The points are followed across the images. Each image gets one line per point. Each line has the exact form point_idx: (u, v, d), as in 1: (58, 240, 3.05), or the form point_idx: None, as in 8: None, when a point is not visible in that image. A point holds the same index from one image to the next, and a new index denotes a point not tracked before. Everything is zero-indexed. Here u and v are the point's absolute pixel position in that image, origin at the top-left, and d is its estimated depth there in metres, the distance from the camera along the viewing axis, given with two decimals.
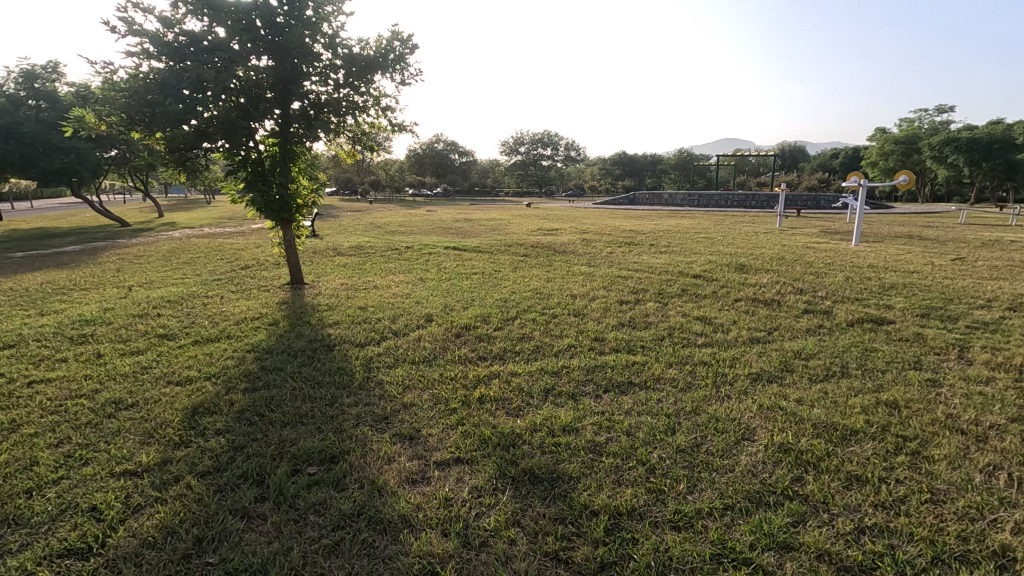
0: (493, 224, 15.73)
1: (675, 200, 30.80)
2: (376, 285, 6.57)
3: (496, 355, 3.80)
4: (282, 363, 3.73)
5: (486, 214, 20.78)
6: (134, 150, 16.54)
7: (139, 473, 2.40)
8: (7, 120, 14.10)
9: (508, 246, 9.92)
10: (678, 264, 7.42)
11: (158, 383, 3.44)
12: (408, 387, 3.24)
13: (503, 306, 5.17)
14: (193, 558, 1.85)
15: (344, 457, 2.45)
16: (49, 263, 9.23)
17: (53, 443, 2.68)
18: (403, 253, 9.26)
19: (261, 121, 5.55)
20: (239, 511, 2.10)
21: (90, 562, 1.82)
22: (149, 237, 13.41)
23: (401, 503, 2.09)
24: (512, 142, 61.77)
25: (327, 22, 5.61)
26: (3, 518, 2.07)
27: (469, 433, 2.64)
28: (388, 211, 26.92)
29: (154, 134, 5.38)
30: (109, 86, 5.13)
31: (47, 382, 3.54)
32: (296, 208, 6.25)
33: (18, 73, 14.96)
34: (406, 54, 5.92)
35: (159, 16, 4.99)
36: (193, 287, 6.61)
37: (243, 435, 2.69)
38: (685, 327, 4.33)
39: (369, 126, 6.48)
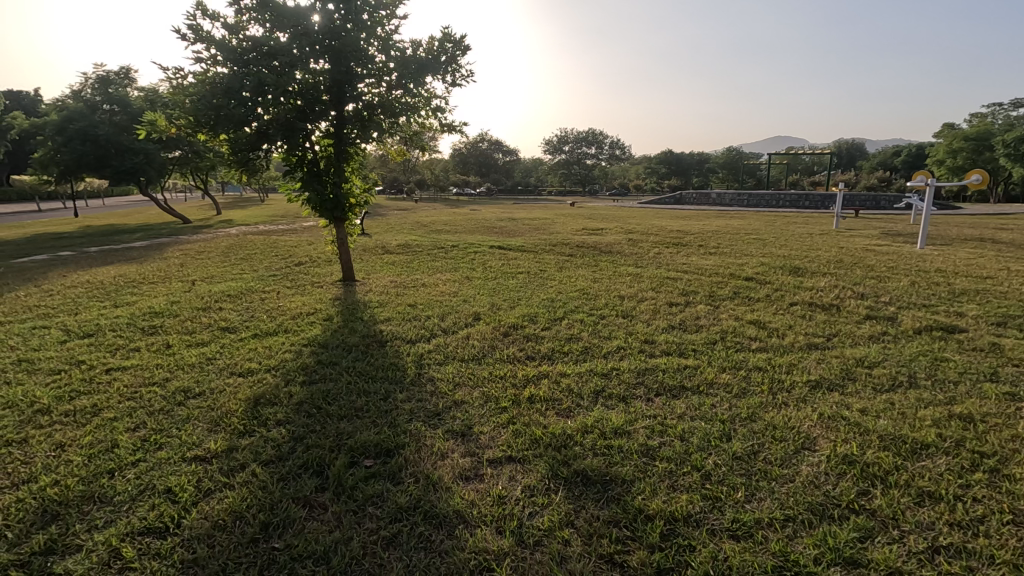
0: (537, 223, 15.70)
1: (723, 200, 30.04)
2: (425, 283, 6.68)
3: (544, 355, 3.81)
4: (337, 358, 3.85)
5: (531, 214, 20.84)
6: (199, 151, 17.38)
7: (208, 459, 2.53)
8: (84, 123, 15.09)
9: (553, 246, 9.90)
10: (729, 266, 7.22)
11: (222, 374, 3.61)
12: (459, 385, 3.29)
13: (551, 306, 5.17)
14: (260, 543, 1.94)
15: (399, 451, 2.51)
16: (120, 258, 9.82)
17: (130, 427, 2.86)
18: (449, 252, 9.36)
19: (317, 122, 5.73)
20: (301, 500, 2.18)
21: (168, 541, 1.94)
22: (209, 234, 14.09)
23: (455, 499, 2.13)
24: (556, 142, 61.71)
25: (381, 26, 5.74)
26: (89, 495, 2.23)
27: (520, 432, 2.65)
28: (433, 210, 27.29)
29: (218, 136, 5.65)
30: (178, 91, 5.40)
31: (123, 369, 3.79)
32: (349, 207, 6.43)
33: (95, 79, 15.91)
34: (458, 55, 6.00)
35: (225, 23, 5.24)
36: (251, 283, 6.90)
37: (303, 426, 2.80)
38: (738, 331, 4.22)
39: (420, 126, 6.60)
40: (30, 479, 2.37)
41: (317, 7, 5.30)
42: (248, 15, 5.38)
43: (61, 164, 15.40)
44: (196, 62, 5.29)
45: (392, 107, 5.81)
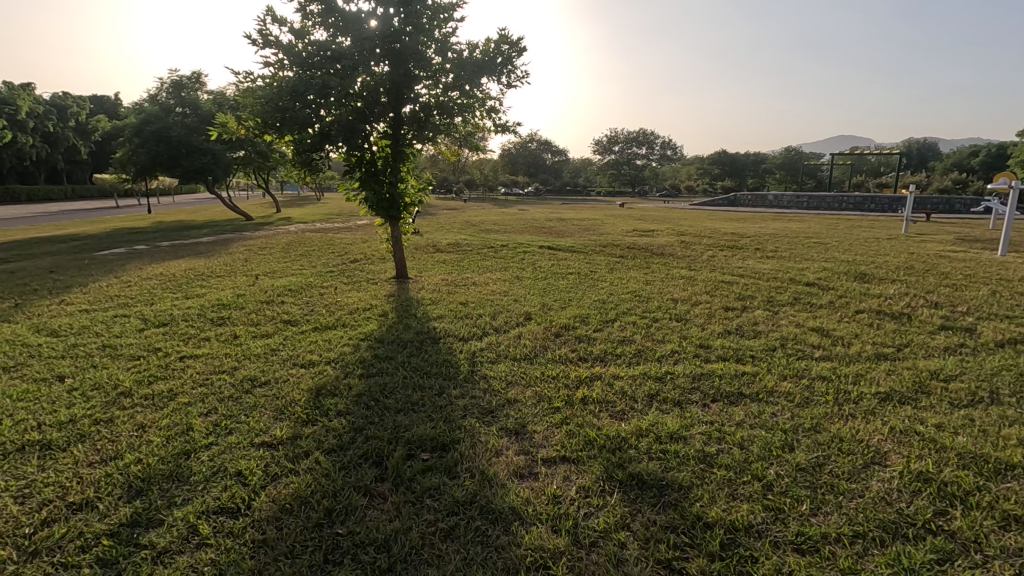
0: (587, 224, 15.60)
1: (781, 201, 28.95)
2: (476, 282, 6.74)
3: (596, 356, 3.79)
4: (392, 353, 3.96)
5: (579, 214, 20.75)
6: (261, 151, 18.20)
7: (275, 446, 2.65)
8: (160, 125, 16.10)
9: (603, 247, 9.81)
10: (788, 271, 6.96)
11: (285, 364, 3.78)
12: (512, 383, 3.32)
13: (602, 308, 5.13)
14: (324, 528, 2.02)
15: (454, 446, 2.56)
16: (190, 252, 10.43)
17: (203, 412, 3.04)
18: (500, 251, 9.43)
19: (376, 123, 5.89)
20: (362, 488, 2.26)
21: (240, 521, 2.05)
22: (270, 231, 14.74)
23: (510, 496, 2.15)
24: (606, 142, 61.12)
25: (439, 30, 5.87)
26: (169, 474, 2.39)
27: (574, 432, 2.66)
28: (481, 209, 27.50)
29: (283, 137, 5.91)
30: (247, 94, 5.68)
31: (195, 357, 4.02)
32: (404, 206, 6.58)
33: (169, 84, 16.92)
34: (514, 57, 6.04)
35: (292, 29, 5.48)
36: (311, 278, 7.16)
37: (362, 418, 2.89)
38: (799, 339, 4.06)
39: (474, 127, 6.69)
40: (116, 456, 2.56)
41: (379, 12, 5.47)
42: (313, 20, 5.60)
43: (137, 163, 16.43)
44: (265, 66, 5.56)
45: (449, 108, 5.91)
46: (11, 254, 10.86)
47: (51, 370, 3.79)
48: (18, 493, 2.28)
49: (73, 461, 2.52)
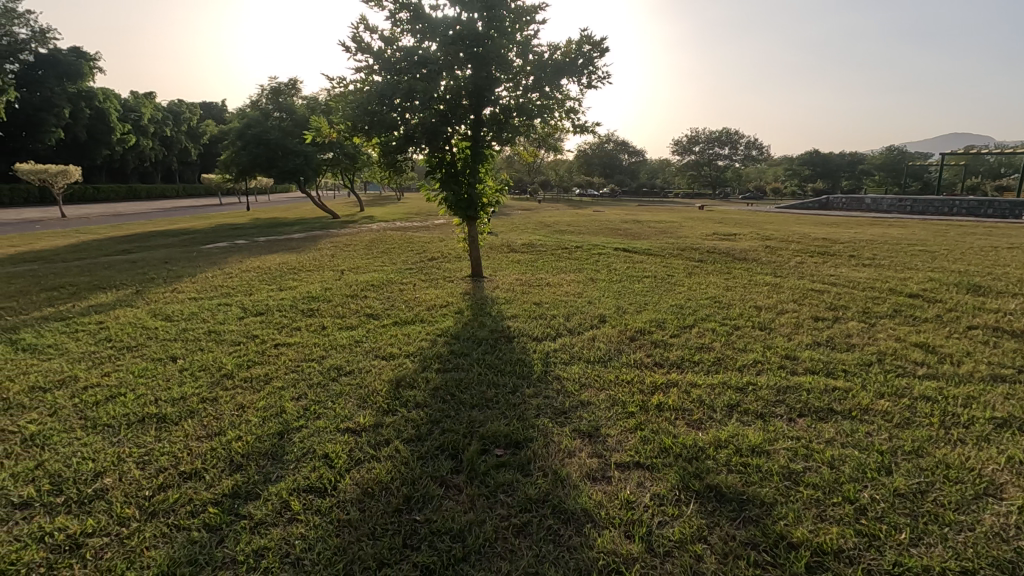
0: (665, 226, 15.20)
1: (880, 205, 26.77)
2: (550, 282, 6.76)
3: (673, 362, 3.69)
4: (468, 349, 4.06)
5: (656, 217, 20.23)
6: (349, 153, 19.20)
7: (358, 432, 2.79)
8: (260, 129, 17.40)
9: (681, 250, 9.52)
10: (888, 280, 6.43)
11: (368, 356, 3.99)
12: (585, 385, 3.31)
13: (679, 313, 4.98)
14: (403, 514, 2.11)
15: (528, 444, 2.60)
16: (283, 247, 11.18)
17: (294, 396, 3.26)
18: (574, 253, 9.39)
19: (457, 126, 6.06)
20: (438, 479, 2.34)
21: (327, 500, 2.18)
22: (354, 229, 15.52)
23: (583, 497, 2.15)
24: (687, 142, 59.16)
25: (521, 32, 5.94)
26: (265, 451, 2.59)
27: (648, 438, 2.61)
28: (556, 209, 27.47)
29: (371, 140, 6.22)
30: (340, 98, 6.04)
31: (288, 345, 4.33)
32: (481, 206, 6.72)
33: (269, 90, 18.26)
34: (596, 57, 6.00)
35: (383, 36, 5.75)
36: (391, 275, 7.47)
37: (439, 411, 2.99)
38: (899, 354, 3.74)
39: (552, 128, 6.71)
40: (220, 432, 2.80)
41: (463, 16, 5.62)
42: (401, 26, 5.85)
43: (239, 164, 17.83)
44: (357, 72, 5.87)
45: (528, 110, 5.95)
46: (133, 245, 12.14)
47: (166, 351, 4.22)
48: (140, 459, 2.56)
49: (184, 434, 2.79)
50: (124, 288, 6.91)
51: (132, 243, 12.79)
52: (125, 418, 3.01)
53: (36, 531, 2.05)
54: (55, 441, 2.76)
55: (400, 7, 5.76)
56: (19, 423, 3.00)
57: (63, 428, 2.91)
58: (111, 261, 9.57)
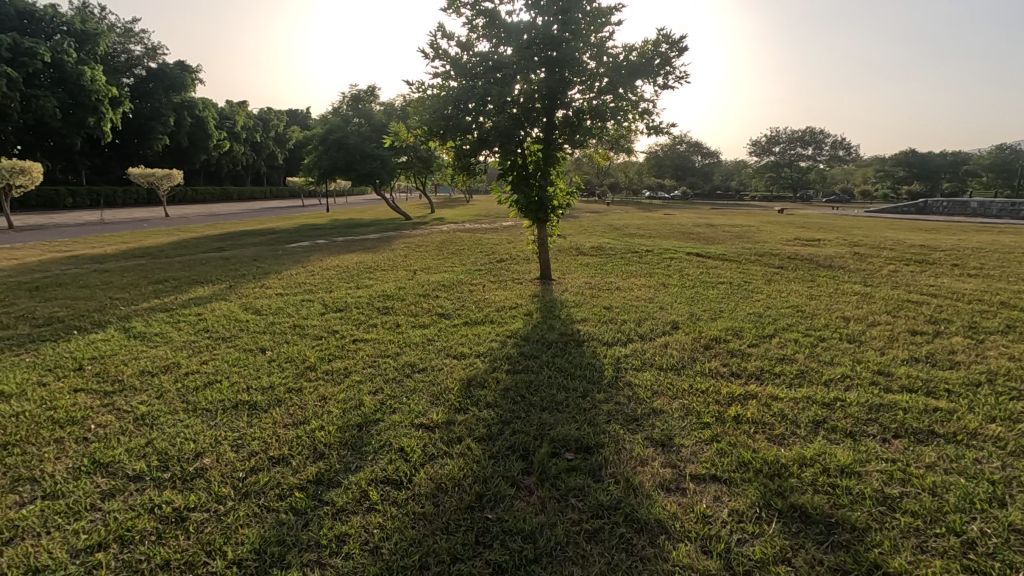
0: (741, 230, 14.57)
1: (988, 210, 24.37)
2: (620, 286, 6.67)
3: (751, 373, 3.53)
4: (537, 351, 4.08)
5: (732, 220, 19.44)
6: (422, 156, 19.81)
7: (432, 428, 2.87)
8: (340, 135, 18.32)
9: (759, 256, 9.09)
10: (1000, 293, 5.83)
11: (441, 354, 4.09)
12: (658, 393, 3.23)
13: (757, 322, 4.75)
14: (476, 511, 2.15)
15: (599, 450, 2.57)
16: (359, 247, 11.68)
17: (372, 390, 3.41)
18: (645, 257, 9.19)
19: (530, 129, 6.10)
20: (510, 479, 2.36)
21: (403, 493, 2.26)
22: (426, 230, 15.96)
23: (657, 507, 2.10)
24: (766, 142, 56.47)
25: (597, 34, 5.90)
26: (346, 441, 2.72)
27: (726, 451, 2.51)
28: (625, 212, 27.06)
29: (445, 143, 6.39)
30: (417, 103, 6.24)
31: (365, 341, 4.53)
32: (552, 209, 6.73)
33: (349, 97, 19.25)
34: (674, 57, 5.85)
35: (460, 42, 5.89)
36: (462, 276, 7.63)
37: (509, 411, 3.02)
38: (1013, 375, 3.39)
39: (625, 130, 6.61)
40: (305, 421, 2.98)
41: (538, 21, 5.66)
42: (478, 32, 5.97)
43: (321, 168, 18.79)
44: (434, 77, 6.05)
45: (602, 112, 5.89)
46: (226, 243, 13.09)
47: (256, 343, 4.52)
48: (234, 442, 2.76)
49: (273, 421, 2.99)
50: (219, 283, 7.47)
51: (225, 241, 13.78)
52: (222, 403, 3.25)
53: (148, 502, 2.26)
54: (162, 421, 3.04)
55: (477, 14, 5.88)
56: (132, 404, 3.31)
57: (169, 410, 3.19)
58: (207, 258, 10.37)
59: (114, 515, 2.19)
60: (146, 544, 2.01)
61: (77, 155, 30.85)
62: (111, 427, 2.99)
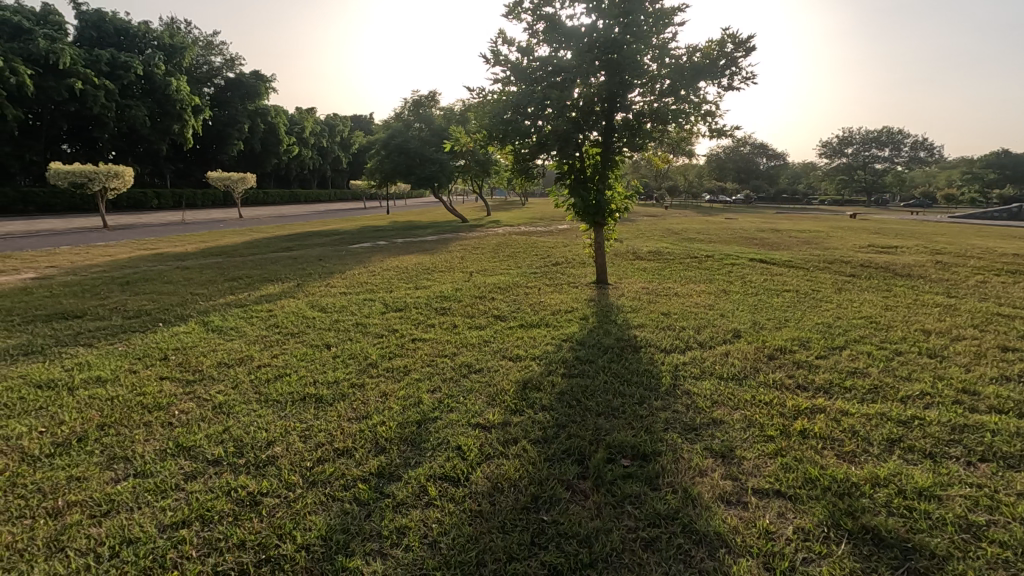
0: (809, 236, 13.91)
1: None
2: (678, 292, 6.53)
3: (819, 386, 3.38)
4: (593, 356, 4.06)
5: (799, 226, 18.61)
6: (480, 160, 20.08)
7: (488, 428, 2.92)
8: (401, 139, 18.87)
9: (828, 263, 8.65)
10: None
11: (497, 355, 4.15)
12: (717, 403, 3.14)
13: (826, 333, 4.53)
14: (531, 511, 2.17)
15: (656, 458, 2.54)
16: (418, 249, 11.99)
17: (430, 389, 3.50)
18: (705, 262, 8.94)
19: (589, 132, 6.08)
20: (565, 482, 2.37)
21: (461, 490, 2.32)
22: (483, 232, 16.15)
23: (717, 520, 2.05)
24: (838, 144, 53.62)
25: (659, 36, 5.81)
26: (406, 437, 2.81)
27: (791, 466, 2.42)
28: (684, 216, 26.44)
29: (504, 147, 6.46)
30: (478, 108, 6.36)
31: (424, 340, 4.65)
32: (609, 213, 6.67)
33: (411, 103, 19.62)
34: (740, 57, 5.67)
35: (521, 47, 5.96)
36: (517, 278, 7.68)
37: (565, 415, 3.03)
38: None
39: (687, 133, 6.46)
40: (367, 416, 3.10)
41: (600, 24, 5.64)
42: (539, 37, 6.01)
43: (382, 172, 19.39)
44: (495, 82, 6.15)
45: (663, 115, 5.79)
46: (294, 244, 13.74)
47: (321, 339, 4.74)
48: (302, 432, 2.91)
49: (337, 414, 3.13)
50: (288, 281, 7.85)
51: (293, 241, 14.47)
52: (291, 395, 3.44)
53: (225, 485, 2.42)
54: (238, 409, 3.25)
55: (539, 19, 5.92)
56: (210, 393, 3.56)
57: (243, 399, 3.40)
58: (277, 257, 10.93)
59: (196, 496, 2.36)
60: (224, 524, 2.16)
61: (163, 160, 33.27)
62: (192, 413, 3.22)
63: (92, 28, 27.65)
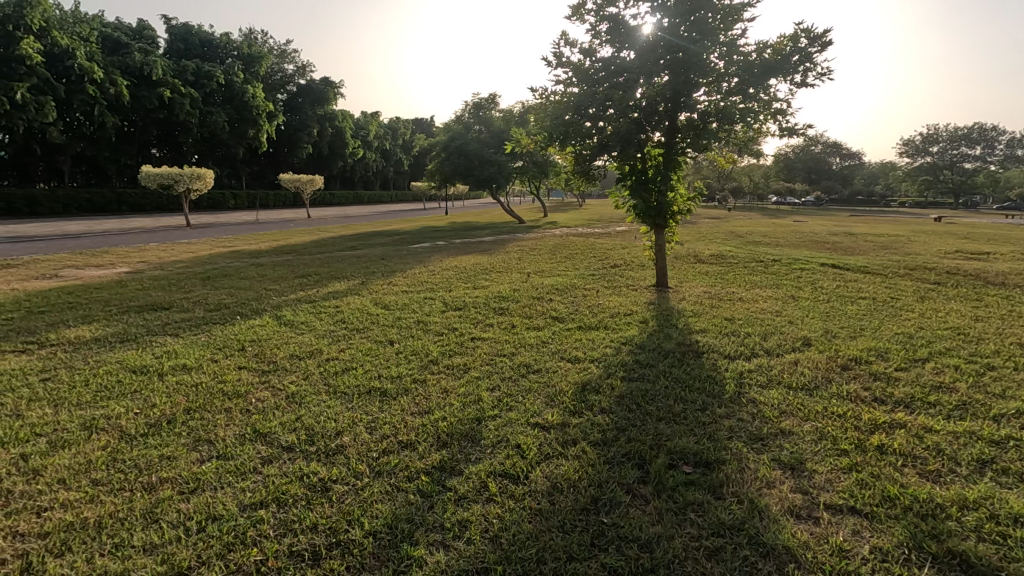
0: (888, 240, 13.06)
1: None
2: (742, 297, 6.30)
3: (899, 400, 3.18)
4: (653, 360, 3.99)
5: (876, 229, 17.50)
6: (538, 161, 20.12)
7: (547, 428, 2.94)
8: (461, 141, 19.21)
9: (908, 269, 8.09)
10: None
11: (555, 357, 4.16)
12: (786, 413, 3.02)
13: (906, 343, 4.25)
14: (591, 513, 2.17)
15: (719, 466, 2.47)
16: (476, 249, 12.15)
17: (490, 387, 3.56)
18: (772, 267, 8.58)
19: (652, 132, 5.98)
20: (625, 486, 2.36)
21: (520, 488, 2.35)
22: (540, 234, 16.17)
23: (786, 534, 1.98)
24: (921, 142, 50.04)
25: (727, 33, 5.64)
26: (467, 434, 2.87)
27: (867, 482, 2.29)
28: (749, 218, 25.47)
29: (565, 148, 6.46)
30: (539, 110, 6.39)
31: (482, 339, 4.72)
32: (671, 214, 6.53)
33: (471, 106, 20.01)
34: (815, 52, 5.42)
35: (582, 48, 5.94)
36: (575, 280, 7.65)
37: (624, 418, 3.00)
38: None
39: (755, 132, 6.24)
40: (429, 411, 3.18)
41: (665, 22, 5.53)
42: (601, 38, 5.98)
43: (443, 173, 19.81)
44: (557, 84, 6.16)
45: (729, 114, 5.60)
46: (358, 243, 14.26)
47: (385, 335, 4.91)
48: (368, 424, 3.03)
49: (401, 408, 3.23)
50: (353, 279, 8.17)
51: (357, 241, 15.03)
52: (357, 388, 3.59)
53: (298, 471, 2.56)
54: (309, 400, 3.42)
55: (601, 20, 5.88)
56: (284, 383, 3.77)
57: (314, 390, 3.58)
58: (342, 256, 11.38)
59: (273, 479, 2.51)
60: (298, 507, 2.28)
61: (240, 163, 35.37)
62: (268, 402, 3.42)
63: (180, 41, 29.83)
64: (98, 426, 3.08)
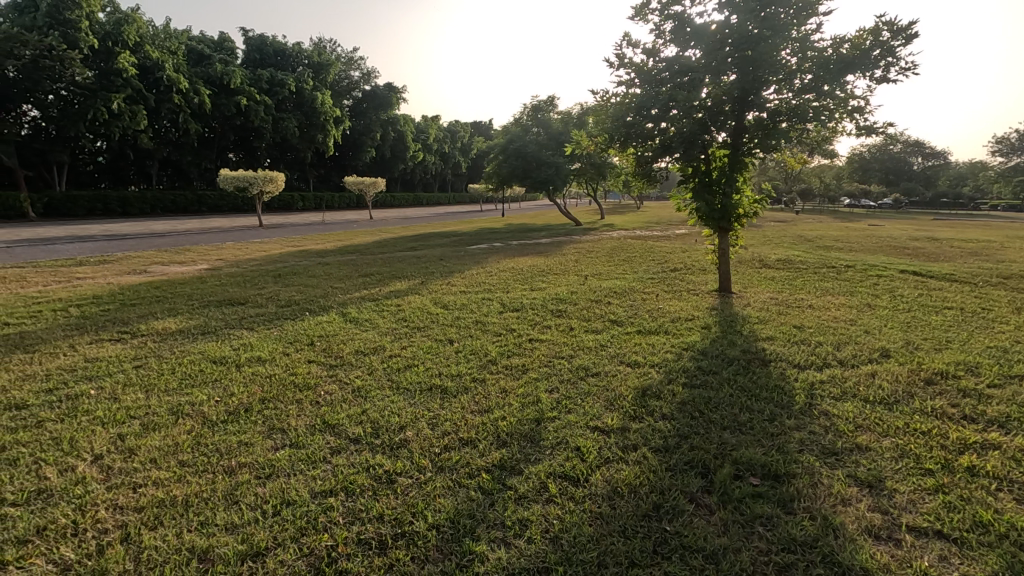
0: (978, 246, 12.06)
1: None
2: (813, 304, 6.01)
3: (992, 419, 2.93)
4: (717, 367, 3.88)
5: (964, 235, 16.20)
6: (596, 163, 19.84)
7: (607, 432, 2.92)
8: (520, 144, 19.33)
9: (1002, 278, 7.45)
10: None
11: (614, 360, 4.12)
12: (862, 428, 2.86)
13: (1001, 358, 3.92)
14: (653, 520, 2.14)
15: (789, 480, 2.37)
16: (533, 251, 12.18)
17: (548, 388, 3.57)
18: (846, 273, 8.12)
19: (717, 132, 5.80)
20: (688, 494, 2.31)
21: (580, 490, 2.34)
22: (597, 236, 16.00)
23: (863, 554, 1.88)
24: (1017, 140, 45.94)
25: (800, 28, 5.41)
26: (527, 434, 2.89)
27: (956, 505, 2.14)
28: (818, 222, 24.18)
29: (625, 150, 6.38)
30: (600, 112, 6.35)
31: (540, 340, 4.74)
32: (736, 217, 6.32)
33: (530, 109, 20.13)
34: (898, 46, 5.10)
35: (645, 49, 5.85)
36: (633, 283, 7.53)
37: (687, 425, 2.94)
38: None
39: (829, 131, 5.93)
40: (488, 410, 3.23)
41: (733, 19, 5.36)
42: (665, 37, 5.87)
43: (501, 176, 19.99)
44: (618, 85, 6.09)
45: (801, 113, 5.36)
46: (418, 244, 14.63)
47: (445, 334, 5.01)
48: (430, 420, 3.11)
49: (461, 406, 3.30)
50: (413, 279, 8.39)
51: (417, 242, 15.39)
52: (419, 385, 3.69)
53: (365, 462, 2.66)
54: (373, 394, 3.54)
55: (666, 19, 5.77)
56: (350, 377, 3.92)
57: (378, 386, 3.70)
58: (403, 256, 11.71)
59: (341, 469, 2.62)
60: (365, 497, 2.37)
61: (308, 166, 37.05)
62: (336, 395, 3.58)
63: (256, 52, 31.65)
64: (184, 411, 3.32)
